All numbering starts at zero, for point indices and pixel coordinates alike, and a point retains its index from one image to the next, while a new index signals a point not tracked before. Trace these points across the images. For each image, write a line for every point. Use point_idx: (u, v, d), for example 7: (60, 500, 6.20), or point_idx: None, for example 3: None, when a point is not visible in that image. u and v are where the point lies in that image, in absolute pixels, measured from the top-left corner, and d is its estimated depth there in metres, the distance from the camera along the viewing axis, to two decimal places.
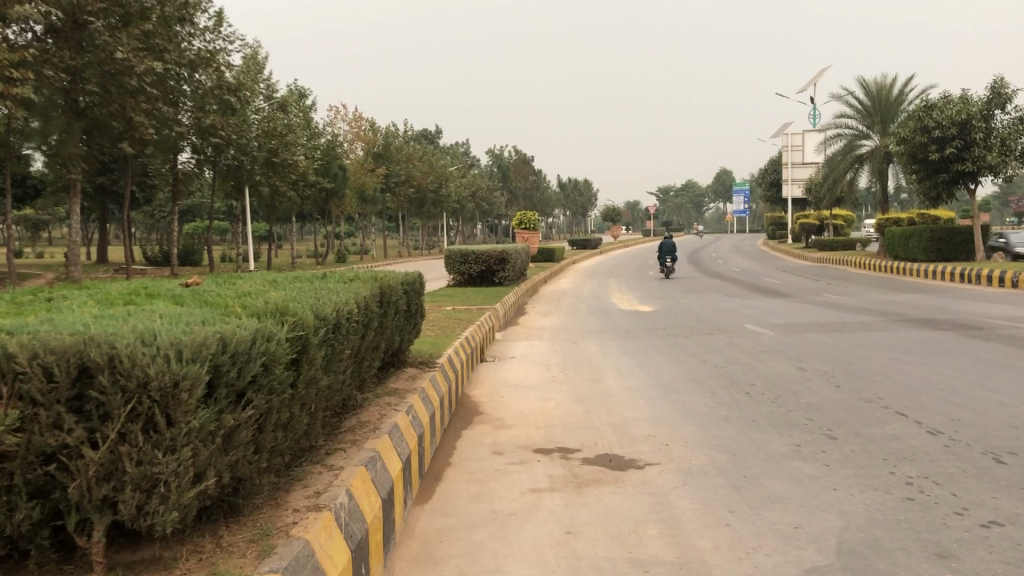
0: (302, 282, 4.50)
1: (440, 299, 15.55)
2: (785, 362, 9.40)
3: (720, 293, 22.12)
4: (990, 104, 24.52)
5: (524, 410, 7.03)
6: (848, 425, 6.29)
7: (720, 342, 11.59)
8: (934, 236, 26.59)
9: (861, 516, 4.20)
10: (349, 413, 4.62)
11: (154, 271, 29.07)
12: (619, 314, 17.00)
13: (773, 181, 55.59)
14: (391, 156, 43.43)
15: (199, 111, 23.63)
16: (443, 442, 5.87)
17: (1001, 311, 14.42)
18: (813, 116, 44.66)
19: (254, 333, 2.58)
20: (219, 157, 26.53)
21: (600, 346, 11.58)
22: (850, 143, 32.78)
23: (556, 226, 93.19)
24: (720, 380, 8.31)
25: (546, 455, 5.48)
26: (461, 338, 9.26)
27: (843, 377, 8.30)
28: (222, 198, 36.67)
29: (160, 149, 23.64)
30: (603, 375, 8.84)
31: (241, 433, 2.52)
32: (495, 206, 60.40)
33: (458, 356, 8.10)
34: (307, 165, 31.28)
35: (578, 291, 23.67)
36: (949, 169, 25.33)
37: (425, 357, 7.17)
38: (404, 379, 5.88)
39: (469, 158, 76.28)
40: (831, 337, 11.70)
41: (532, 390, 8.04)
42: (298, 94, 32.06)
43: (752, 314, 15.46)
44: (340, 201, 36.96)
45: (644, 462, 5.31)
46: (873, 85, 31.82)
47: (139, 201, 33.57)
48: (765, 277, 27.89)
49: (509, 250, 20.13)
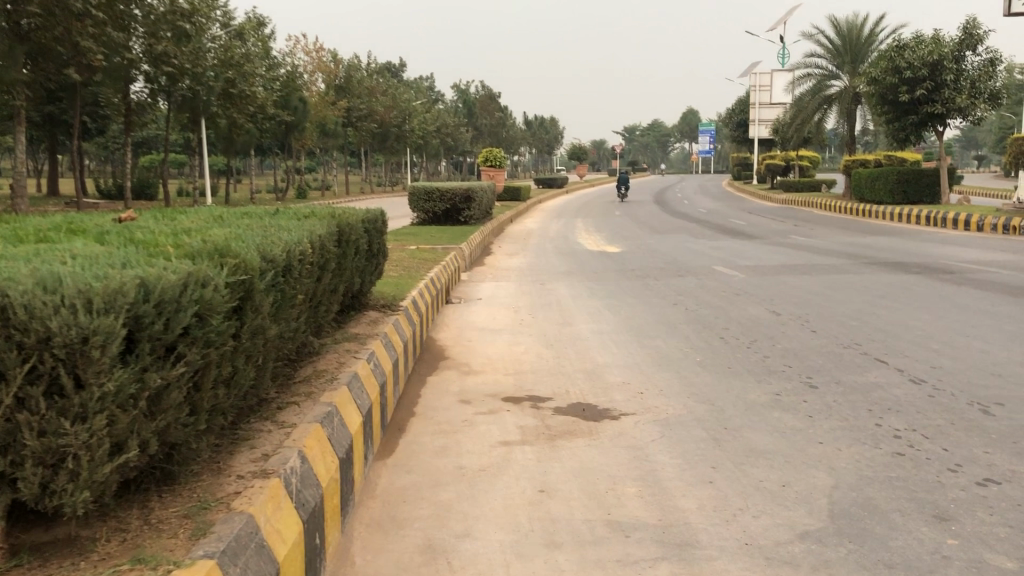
0: (250, 218, 4.08)
1: (405, 237, 15.13)
2: (758, 305, 9.18)
3: (687, 234, 21.90)
4: (962, 45, 24.32)
5: (493, 355, 6.72)
6: (828, 373, 6.07)
7: (691, 284, 11.35)
8: (901, 178, 26.52)
9: (852, 473, 3.96)
10: (304, 361, 4.26)
11: (107, 204, 28.12)
12: (586, 254, 16.69)
13: (740, 121, 55.22)
14: (352, 89, 42.30)
15: (151, 38, 22.55)
16: (407, 390, 5.54)
17: (970, 254, 14.33)
18: (782, 55, 44.19)
19: (185, 278, 2.20)
20: (174, 88, 25.48)
21: (568, 288, 11.27)
22: (820, 83, 32.44)
23: (521, 163, 92.30)
24: (693, 324, 8.06)
25: (516, 404, 5.19)
26: (426, 278, 8.89)
27: (819, 321, 8.09)
28: (178, 130, 35.48)
29: (110, 78, 22.59)
30: (573, 317, 8.56)
31: (170, 394, 2.16)
32: (460, 142, 59.53)
33: (423, 297, 7.76)
34: (266, 98, 30.26)
35: (544, 230, 23.33)
36: (918, 111, 25.15)
37: (388, 299, 6.81)
38: (366, 323, 5.52)
39: (433, 92, 74.75)
40: (802, 280, 11.51)
41: (500, 333, 7.73)
42: (257, 22, 30.82)
43: (720, 256, 15.23)
44: (301, 134, 35.98)
45: (619, 412, 5.03)
46: (843, 24, 31.44)
47: (90, 131, 32.34)
48: (731, 218, 27.74)
49: (475, 187, 19.67)
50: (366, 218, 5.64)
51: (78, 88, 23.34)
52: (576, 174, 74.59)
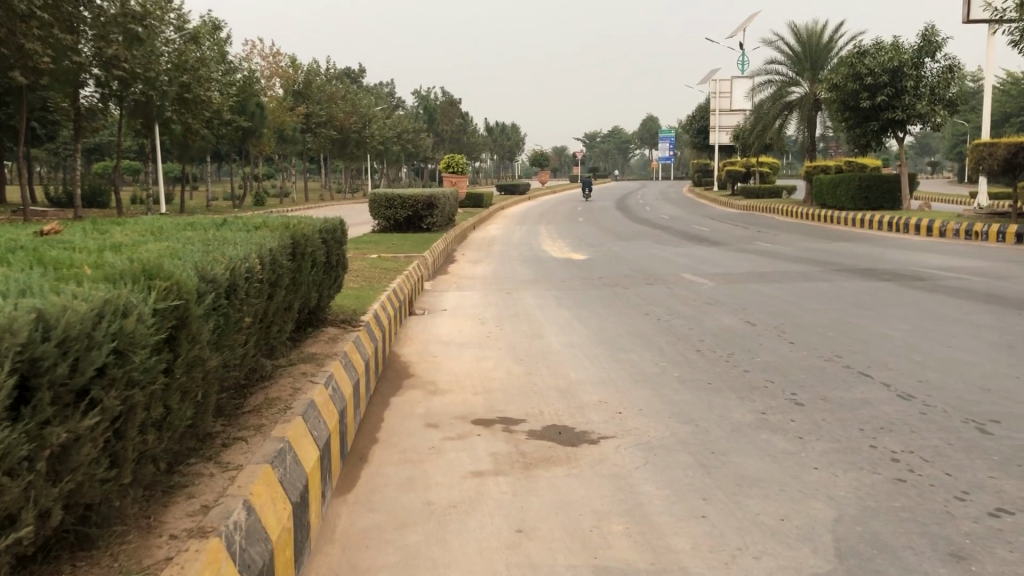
0: (192, 230, 3.67)
1: (365, 246, 14.72)
2: (731, 315, 8.90)
3: (651, 240, 21.69)
4: (921, 52, 24.50)
5: (460, 372, 6.35)
6: (813, 388, 5.78)
7: (660, 292, 11.10)
8: (863, 183, 26.61)
9: (853, 503, 3.67)
10: (254, 388, 3.86)
11: (56, 213, 27.29)
12: (551, 262, 16.38)
13: (700, 128, 55.47)
14: (312, 94, 41.67)
15: (100, 41, 21.81)
16: (369, 413, 5.15)
17: (937, 260, 14.26)
18: (742, 62, 44.44)
19: (97, 306, 1.82)
20: (126, 92, 24.79)
21: (535, 298, 10.92)
22: (780, 89, 32.56)
23: (482, 170, 92.08)
24: (667, 335, 7.76)
25: (487, 428, 4.83)
26: (387, 289, 8.47)
27: (796, 332, 7.84)
28: (131, 136, 34.59)
29: (58, 81, 21.83)
30: (541, 329, 8.22)
31: (81, 450, 1.77)
32: (420, 148, 59.10)
33: (385, 310, 7.36)
34: (222, 103, 29.56)
35: (508, 237, 23.00)
36: (879, 117, 25.26)
37: (347, 314, 6.41)
38: (323, 342, 5.12)
39: (394, 98, 74.15)
40: (773, 288, 11.30)
41: (466, 348, 7.35)
42: (213, 26, 30.17)
43: (688, 263, 15.02)
44: (259, 141, 35.26)
45: (598, 435, 4.70)
46: (803, 31, 31.60)
47: (39, 137, 31.39)
48: (695, 224, 27.65)
49: (438, 194, 19.30)
50: (323, 227, 5.23)
51: (24, 92, 22.53)
52: (538, 180, 74.39)
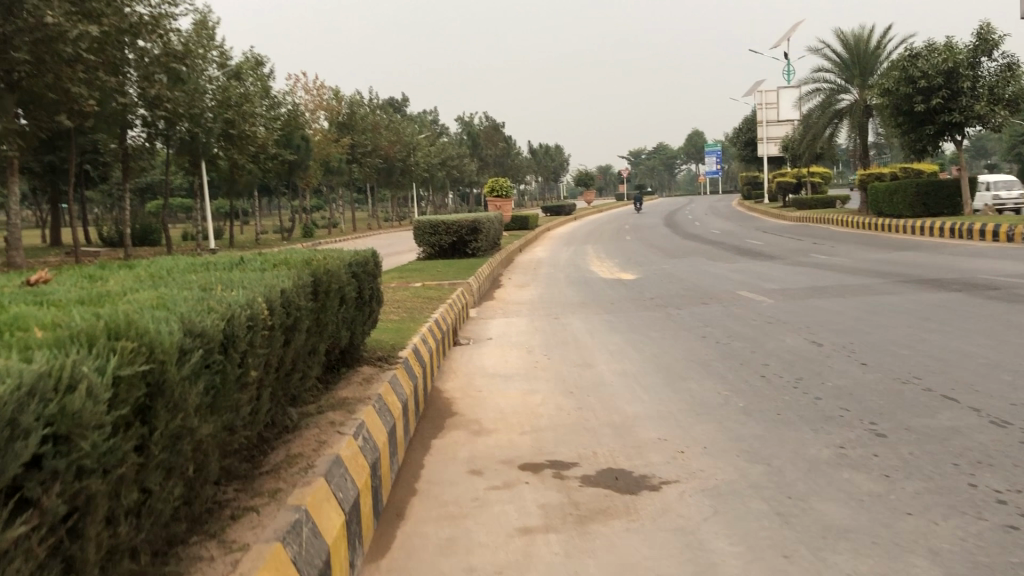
0: (200, 273, 3.34)
1: (409, 274, 14.40)
2: (795, 335, 8.36)
3: (703, 257, 21.11)
4: (977, 51, 23.61)
5: (506, 408, 5.93)
6: (894, 416, 5.24)
7: (716, 312, 10.57)
8: (921, 190, 25.68)
9: (961, 559, 3.16)
10: (276, 443, 3.49)
11: (107, 253, 27.58)
12: (600, 283, 15.92)
13: (747, 140, 54.57)
14: (356, 125, 41.87)
15: (144, 81, 22.00)
16: (408, 460, 4.74)
17: (1010, 268, 13.46)
18: (788, 71, 43.59)
19: (24, 384, 1.48)
20: (172, 131, 25.15)
21: (584, 322, 10.47)
22: (829, 97, 31.75)
23: (528, 193, 91.92)
24: (726, 360, 7.25)
25: (536, 474, 4.40)
26: (430, 320, 8.08)
27: (867, 352, 7.27)
28: (180, 174, 35.01)
29: (106, 122, 22.06)
30: (592, 357, 7.76)
31: (9, 566, 1.43)
32: (465, 173, 59.08)
33: (426, 343, 6.97)
34: (267, 137, 29.74)
35: (555, 259, 22.58)
36: (935, 121, 24.40)
37: (384, 350, 6.03)
38: (357, 384, 4.76)
39: (437, 125, 74.42)
40: (836, 303, 10.70)
41: (513, 381, 6.91)
42: (255, 62, 30.44)
43: (743, 280, 14.42)
44: (305, 173, 35.42)
45: (659, 480, 4.25)
46: (850, 37, 30.78)
47: (91, 179, 31.89)
48: (747, 239, 26.91)
49: (482, 218, 18.96)
50: (353, 260, 4.89)
51: (73, 135, 22.82)
52: (584, 200, 73.97)
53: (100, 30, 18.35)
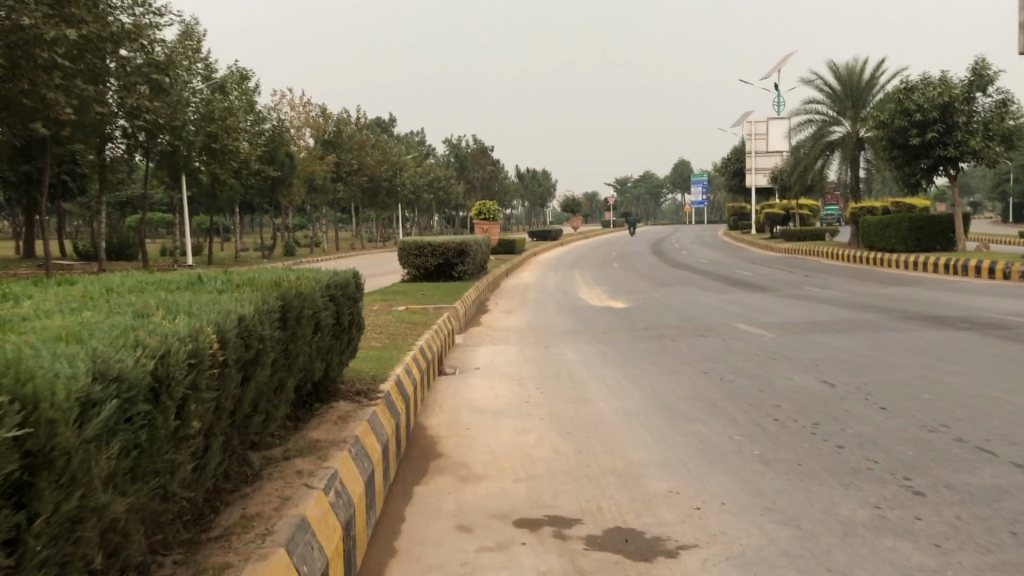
0: (145, 294, 2.78)
1: (392, 297, 13.82)
2: (802, 374, 7.86)
3: (694, 286, 20.69)
4: (972, 86, 23.46)
5: (498, 450, 5.36)
6: (929, 470, 4.73)
7: (715, 346, 10.07)
8: (913, 224, 25.41)
9: None
10: (230, 502, 2.91)
11: (81, 267, 26.83)
12: (591, 311, 15.42)
13: (735, 170, 54.46)
14: (342, 143, 41.34)
15: (124, 91, 21.41)
16: (387, 511, 4.17)
17: (1014, 306, 13.05)
18: (778, 103, 43.51)
19: None
20: (153, 143, 24.87)
21: (577, 352, 9.94)
22: (820, 129, 31.58)
23: (513, 217, 91.53)
24: (734, 400, 6.72)
25: (535, 533, 3.84)
26: (414, 348, 7.52)
27: (884, 395, 6.77)
28: (160, 188, 34.31)
29: (83, 130, 21.43)
30: (588, 393, 7.22)
31: None
32: (451, 196, 58.63)
33: (410, 374, 6.40)
34: (251, 152, 29.14)
35: (542, 285, 22.08)
36: (929, 155, 24.21)
37: (365, 381, 5.47)
38: (332, 424, 4.19)
39: (424, 147, 74.11)
40: (839, 340, 10.22)
41: (503, 417, 6.36)
42: (241, 76, 29.99)
43: (738, 312, 13.93)
44: (288, 190, 34.79)
45: (676, 544, 3.70)
46: (843, 70, 30.64)
47: (68, 190, 31.15)
48: (737, 269, 26.52)
49: (469, 241, 18.43)
50: (332, 281, 4.33)
51: (49, 143, 22.17)
52: (570, 226, 73.71)
53: (79, 36, 17.81)
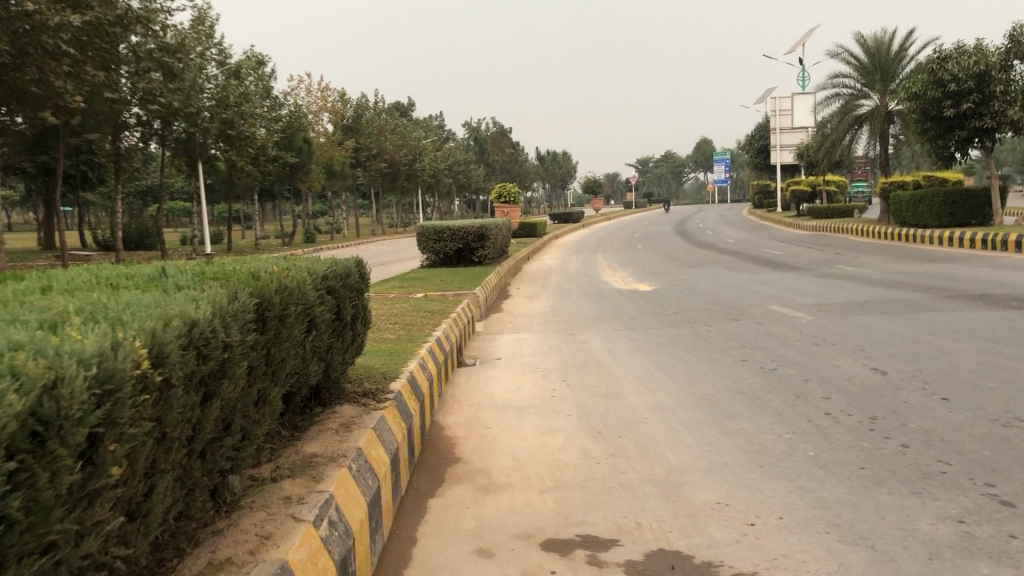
0: (85, 295, 2.30)
1: (410, 284, 13.31)
2: (850, 362, 7.25)
3: (722, 267, 20.02)
4: (1009, 54, 22.53)
5: (522, 455, 4.84)
6: (1012, 474, 4.14)
7: (749, 331, 9.49)
8: (947, 199, 24.53)
9: None
10: (199, 542, 2.43)
11: (98, 258, 26.53)
12: (616, 294, 14.83)
13: (760, 148, 53.45)
14: (361, 128, 40.80)
15: (134, 77, 20.96)
16: (397, 532, 3.66)
17: None
18: (803, 78, 42.44)
19: None
20: (167, 131, 24.64)
21: (604, 339, 9.37)
22: (848, 103, 30.63)
23: (535, 201, 90.74)
24: (779, 392, 6.16)
25: (566, 559, 3.32)
26: (430, 339, 6.99)
27: (942, 384, 6.17)
28: (177, 177, 33.97)
29: (96, 118, 21.02)
30: (618, 385, 6.69)
31: None
32: (472, 179, 58.00)
33: (426, 368, 5.90)
34: (267, 138, 28.68)
35: (566, 268, 21.52)
36: (964, 126, 23.29)
37: (375, 380, 4.97)
38: (333, 433, 3.69)
39: (444, 131, 73.46)
40: (882, 322, 9.60)
41: (527, 414, 5.84)
42: (256, 61, 29.56)
43: (771, 294, 13.29)
44: (307, 177, 34.31)
45: (732, 571, 3.17)
46: (871, 42, 29.64)
47: (85, 180, 30.90)
48: (764, 248, 25.80)
49: (489, 224, 17.89)
50: (328, 269, 3.81)
51: (62, 133, 21.80)
52: (593, 208, 72.89)
53: (85, 21, 17.40)
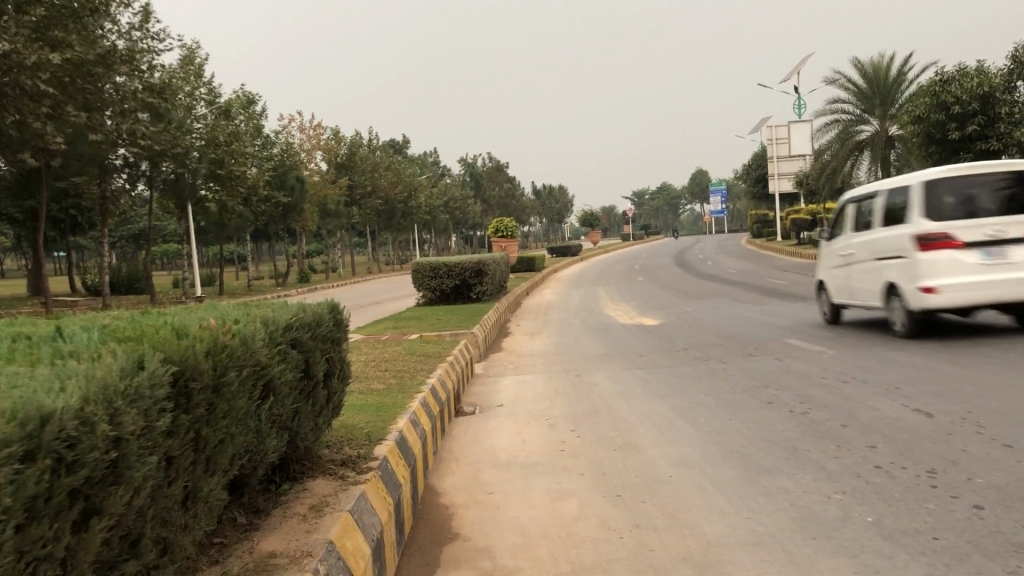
0: None
1: (405, 324, 12.64)
2: (888, 402, 6.56)
3: (727, 298, 19.34)
4: (1013, 75, 22.09)
5: (530, 530, 4.13)
6: None
7: (769, 368, 8.81)
8: None
9: None
10: None
11: (85, 304, 25.83)
12: (621, 329, 14.14)
13: (758, 177, 53.01)
14: (355, 166, 40.29)
15: (119, 118, 20.47)
16: None
17: None
18: (799, 106, 42.08)
19: None
20: (156, 172, 24.12)
21: (614, 381, 8.68)
22: (848, 129, 30.16)
23: (532, 235, 90.32)
24: (817, 441, 5.46)
25: None
26: (425, 387, 6.30)
27: (1000, 428, 5.47)
28: (168, 220, 33.34)
29: (80, 160, 20.44)
30: (635, 435, 6.00)
31: None
32: (468, 215, 57.49)
33: (419, 424, 5.22)
34: (259, 177, 28.11)
35: (567, 303, 20.83)
36: (970, 149, 22.74)
37: (358, 443, 4.29)
38: (299, 523, 3.01)
39: (440, 168, 73.11)
40: (911, 355, 8.92)
41: (534, 473, 5.15)
42: (247, 100, 29.13)
43: (785, 326, 12.62)
44: (300, 216, 33.68)
45: None
46: (868, 67, 29.26)
47: (74, 224, 30.29)
48: (769, 278, 25.13)
49: (487, 259, 17.25)
50: (291, 319, 3.16)
51: (46, 176, 21.28)
52: (590, 241, 72.27)
53: (66, 61, 16.91)
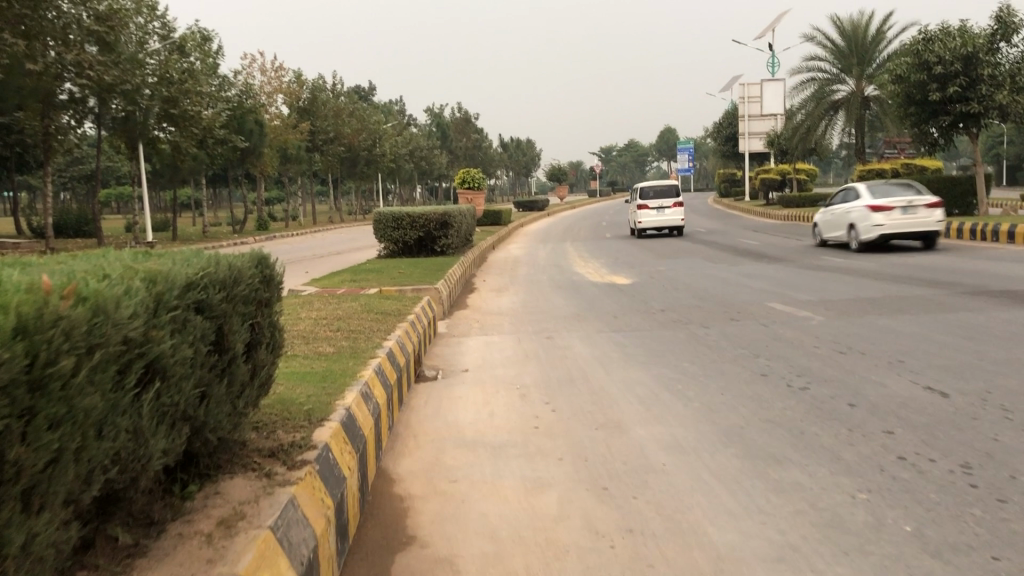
0: None
1: (364, 277, 11.84)
2: (894, 377, 5.95)
3: (699, 257, 18.74)
4: (996, 35, 21.55)
5: (502, 532, 3.43)
6: None
7: (755, 334, 8.20)
8: (931, 187, 23.46)
9: None
10: None
11: (28, 246, 24.52)
12: (592, 288, 13.45)
13: (728, 135, 52.35)
14: (317, 111, 38.90)
15: (61, 46, 19.25)
16: None
17: None
18: (773, 63, 41.31)
19: None
20: (104, 107, 22.75)
21: (589, 345, 8.00)
22: (823, 88, 29.49)
23: (498, 188, 89.24)
24: (826, 424, 4.82)
25: None
26: (381, 351, 5.52)
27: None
28: (118, 160, 31.79)
29: (19, 92, 19.14)
30: (618, 411, 5.30)
31: None
32: (435, 165, 56.26)
33: (371, 396, 4.46)
34: (214, 119, 26.75)
35: (534, 259, 20.09)
36: (949, 111, 22.23)
37: (296, 424, 3.54)
38: (200, 547, 2.27)
39: (406, 117, 71.47)
40: (905, 323, 8.37)
41: (505, 455, 4.45)
42: (202, 37, 27.71)
43: (765, 288, 12.02)
44: (259, 161, 32.35)
45: None
46: (847, 24, 28.55)
47: (17, 162, 28.73)
48: (741, 237, 24.54)
49: (453, 211, 16.45)
50: (195, 271, 2.38)
51: None
52: (556, 197, 71.36)
53: None
